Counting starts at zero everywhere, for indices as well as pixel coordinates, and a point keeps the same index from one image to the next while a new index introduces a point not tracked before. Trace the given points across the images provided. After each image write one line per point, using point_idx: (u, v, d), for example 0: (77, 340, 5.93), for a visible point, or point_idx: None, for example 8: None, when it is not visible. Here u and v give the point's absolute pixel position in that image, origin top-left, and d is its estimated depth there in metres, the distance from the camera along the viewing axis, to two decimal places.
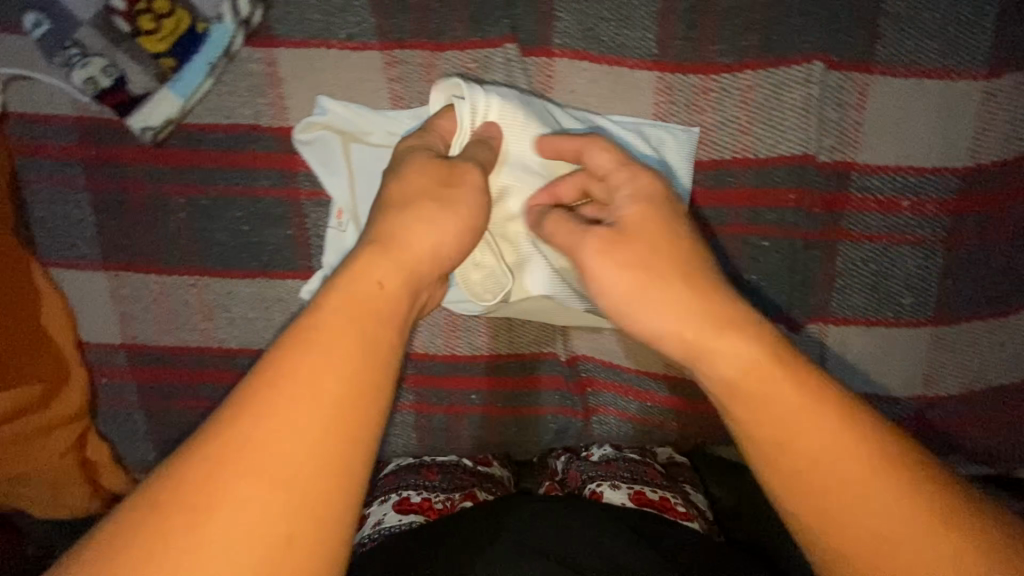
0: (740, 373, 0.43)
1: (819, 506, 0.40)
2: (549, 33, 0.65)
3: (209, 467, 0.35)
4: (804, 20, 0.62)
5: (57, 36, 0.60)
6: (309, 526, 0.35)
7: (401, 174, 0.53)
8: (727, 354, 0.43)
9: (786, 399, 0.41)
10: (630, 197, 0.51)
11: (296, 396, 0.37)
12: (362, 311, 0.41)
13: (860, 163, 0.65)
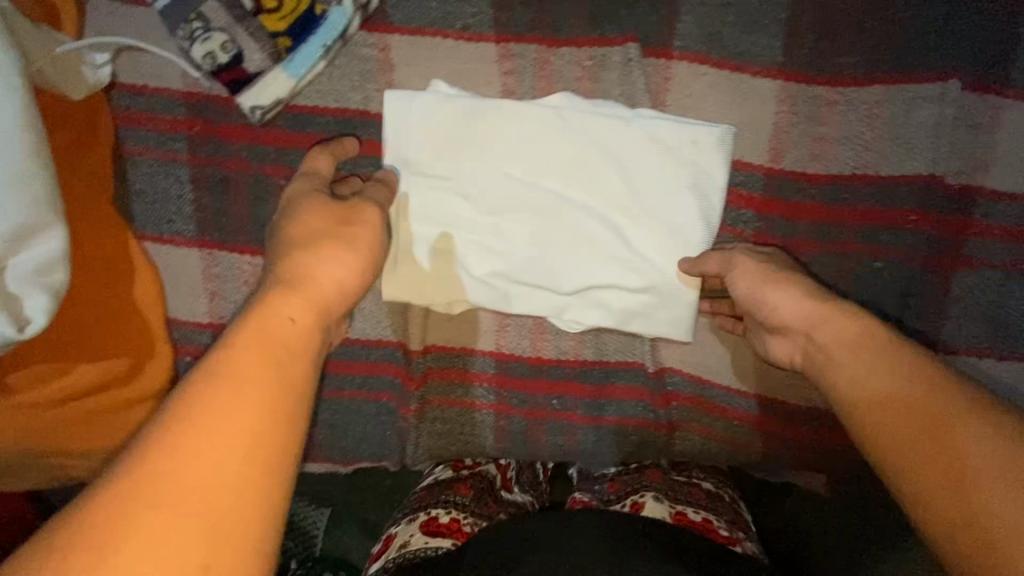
0: (845, 340, 0.50)
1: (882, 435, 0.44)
2: (671, 35, 0.64)
3: (119, 501, 0.32)
4: (939, 37, 0.60)
5: (178, 9, 0.60)
6: (228, 552, 0.33)
7: (300, 216, 0.51)
8: (830, 321, 0.51)
9: (880, 361, 0.47)
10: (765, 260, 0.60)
11: (219, 427, 0.35)
12: (270, 346, 0.40)
13: (987, 188, 0.63)
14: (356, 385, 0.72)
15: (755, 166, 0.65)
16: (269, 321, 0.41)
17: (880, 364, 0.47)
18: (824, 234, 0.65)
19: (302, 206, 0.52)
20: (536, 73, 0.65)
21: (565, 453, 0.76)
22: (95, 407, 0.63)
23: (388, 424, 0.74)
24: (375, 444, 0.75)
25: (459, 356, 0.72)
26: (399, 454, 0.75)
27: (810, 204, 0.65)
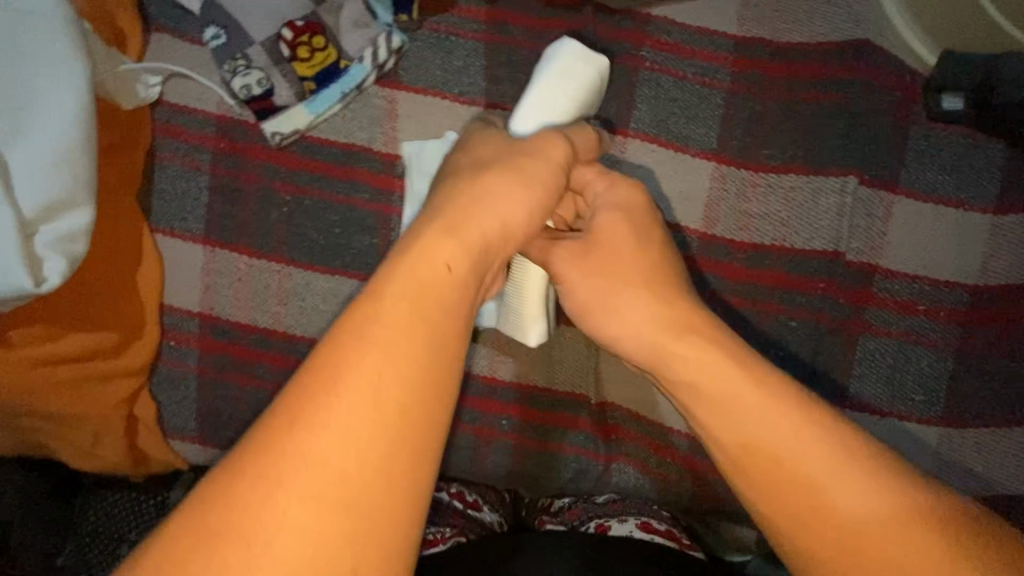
0: (704, 372, 0.49)
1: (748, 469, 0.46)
2: (628, 117, 0.78)
3: (278, 449, 0.36)
4: (839, 141, 0.75)
5: (228, 49, 0.73)
6: (383, 506, 0.36)
7: (469, 148, 0.57)
8: (695, 364, 0.49)
9: (764, 408, 0.46)
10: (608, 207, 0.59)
11: (368, 389, 0.38)
12: (420, 302, 0.41)
13: (882, 267, 0.74)
14: None
15: (691, 230, 0.76)
16: (429, 264, 0.43)
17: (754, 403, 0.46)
18: (747, 292, 0.75)
19: (476, 140, 0.58)
20: None
21: (510, 475, 0.80)
22: (77, 373, 0.69)
23: None
24: None
25: None
26: None
27: (736, 265, 0.76)
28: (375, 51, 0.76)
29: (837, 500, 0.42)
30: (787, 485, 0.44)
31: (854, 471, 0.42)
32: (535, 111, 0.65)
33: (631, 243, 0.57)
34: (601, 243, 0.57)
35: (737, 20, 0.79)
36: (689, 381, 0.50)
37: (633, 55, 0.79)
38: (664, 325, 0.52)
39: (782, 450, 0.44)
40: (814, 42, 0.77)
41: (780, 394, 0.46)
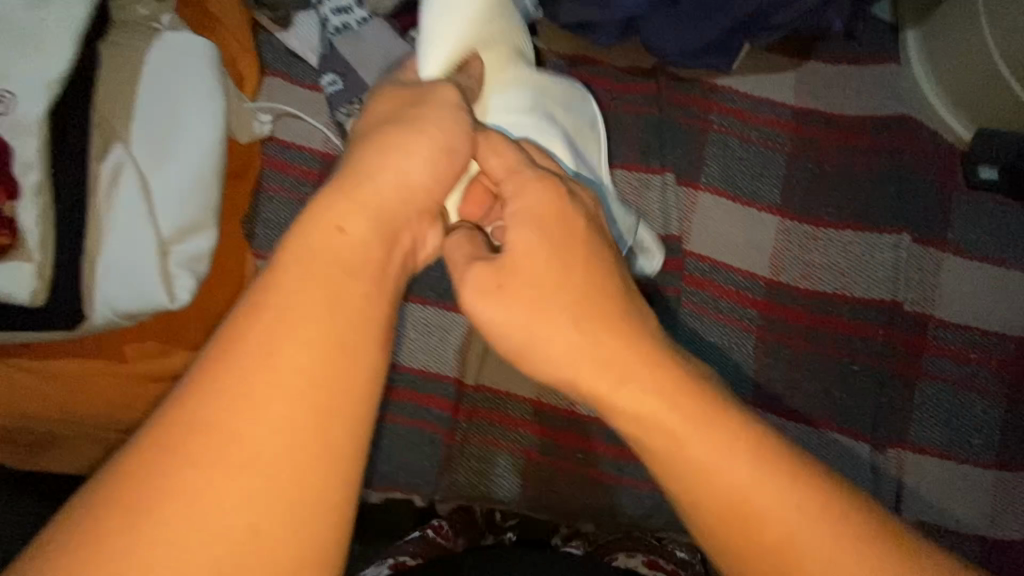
0: (655, 416, 0.42)
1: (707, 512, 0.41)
2: (698, 173, 0.86)
3: (156, 456, 0.33)
4: (892, 202, 0.83)
5: (345, 94, 0.79)
6: (277, 509, 0.33)
7: (373, 103, 0.50)
8: (641, 402, 0.43)
9: (712, 452, 0.41)
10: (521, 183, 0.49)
11: (262, 382, 0.34)
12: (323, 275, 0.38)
13: (937, 317, 0.81)
14: (407, 413, 0.80)
15: (759, 276, 0.83)
16: (322, 232, 0.39)
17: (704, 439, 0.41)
18: (813, 336, 0.81)
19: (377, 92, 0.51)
20: None
21: (584, 510, 0.81)
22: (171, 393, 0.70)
23: (427, 457, 0.80)
24: (414, 476, 0.80)
25: (502, 400, 0.82)
26: (433, 487, 0.80)
27: (801, 311, 0.81)
28: None
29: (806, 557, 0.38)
30: (732, 528, 0.40)
31: (821, 524, 0.39)
32: (433, 31, 0.54)
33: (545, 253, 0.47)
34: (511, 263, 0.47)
35: (794, 93, 0.88)
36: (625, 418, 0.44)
37: (701, 118, 0.88)
38: (594, 357, 0.44)
39: (738, 492, 0.40)
40: (864, 114, 0.87)
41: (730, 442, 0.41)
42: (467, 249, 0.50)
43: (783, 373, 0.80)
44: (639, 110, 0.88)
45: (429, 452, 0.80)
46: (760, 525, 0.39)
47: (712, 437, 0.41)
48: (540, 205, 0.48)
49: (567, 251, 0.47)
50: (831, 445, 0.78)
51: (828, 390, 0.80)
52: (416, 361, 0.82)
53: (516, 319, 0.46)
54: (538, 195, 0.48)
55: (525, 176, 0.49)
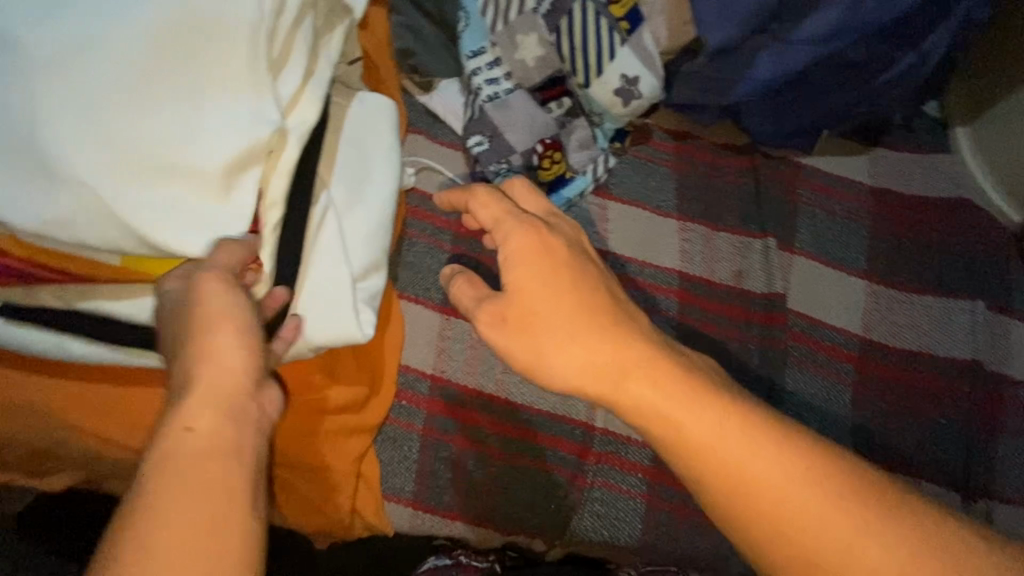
0: (681, 411, 0.49)
1: (762, 519, 0.45)
2: (794, 238, 0.96)
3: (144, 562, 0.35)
4: (963, 272, 0.94)
5: (493, 154, 0.88)
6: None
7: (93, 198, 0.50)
8: (684, 414, 0.49)
9: (766, 465, 0.46)
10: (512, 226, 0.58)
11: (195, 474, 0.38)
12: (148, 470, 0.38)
13: (1012, 376, 0.91)
14: (536, 455, 0.81)
15: (852, 334, 0.92)
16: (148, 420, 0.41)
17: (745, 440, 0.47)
18: (901, 390, 0.90)
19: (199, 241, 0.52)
20: (703, 246, 0.94)
21: (701, 556, 0.83)
22: (330, 427, 0.74)
23: (552, 498, 0.81)
24: (539, 515, 0.81)
25: (622, 445, 0.84)
26: (559, 529, 0.81)
27: (891, 366, 0.91)
28: (596, 167, 0.93)
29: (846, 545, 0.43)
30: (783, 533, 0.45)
31: (899, 540, 0.43)
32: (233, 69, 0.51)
33: (547, 278, 0.56)
34: (529, 302, 0.56)
35: (870, 173, 1.01)
36: (684, 432, 0.49)
37: (793, 191, 0.98)
38: (600, 374, 0.53)
39: (795, 506, 0.45)
40: (931, 195, 0.99)
41: (715, 413, 0.48)
42: (472, 291, 0.60)
43: (880, 424, 0.89)
44: (738, 181, 0.98)
45: (555, 493, 0.81)
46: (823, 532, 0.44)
47: (757, 448, 0.47)
48: (525, 247, 0.57)
49: (555, 280, 0.56)
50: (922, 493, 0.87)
51: (921, 441, 0.88)
52: (544, 404, 0.83)
53: (520, 350, 0.56)
54: (524, 239, 0.57)
55: (510, 226, 0.58)
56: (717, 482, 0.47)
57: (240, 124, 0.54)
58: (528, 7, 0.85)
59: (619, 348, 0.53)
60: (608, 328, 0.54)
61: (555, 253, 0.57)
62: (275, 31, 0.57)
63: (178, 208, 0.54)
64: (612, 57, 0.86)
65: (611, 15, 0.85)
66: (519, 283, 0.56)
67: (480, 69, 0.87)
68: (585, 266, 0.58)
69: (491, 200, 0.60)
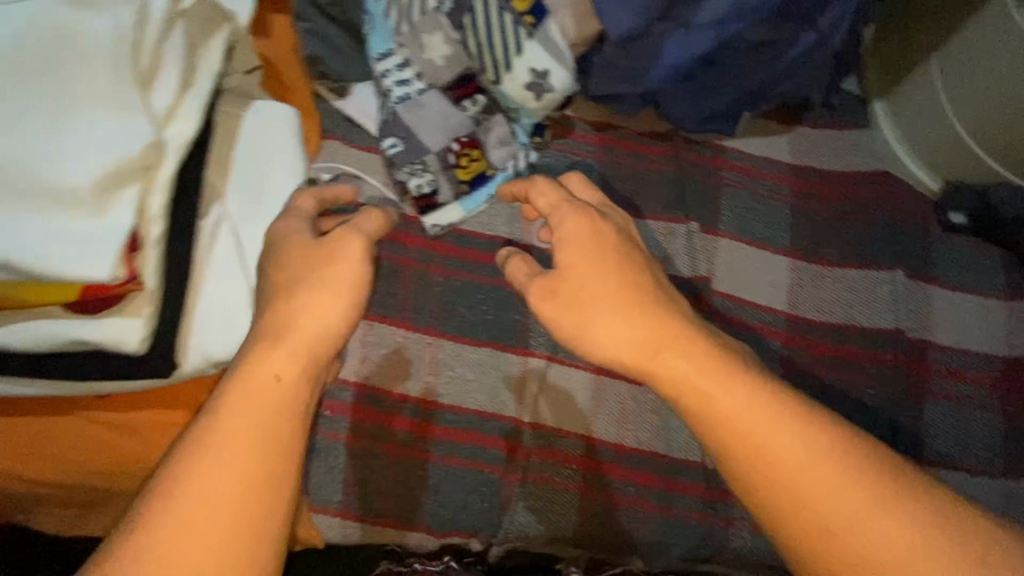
0: (719, 383, 0.55)
1: (786, 496, 0.51)
2: (717, 221, 0.97)
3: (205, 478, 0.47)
4: (882, 243, 0.96)
5: (407, 156, 0.87)
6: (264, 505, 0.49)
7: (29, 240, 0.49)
8: (725, 395, 0.54)
9: (791, 450, 0.51)
10: (568, 218, 0.63)
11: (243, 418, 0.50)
12: (250, 388, 0.51)
13: (934, 342, 0.92)
14: (466, 454, 0.82)
15: (778, 311, 0.93)
16: (259, 340, 0.54)
17: (776, 422, 0.52)
18: (829, 364, 0.91)
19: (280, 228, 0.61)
20: None
21: (637, 542, 0.84)
22: None
23: (484, 496, 0.81)
24: (471, 513, 0.81)
25: (555, 438, 0.84)
26: (493, 527, 0.81)
27: (818, 341, 0.92)
28: (517, 163, 0.92)
29: (860, 528, 0.49)
30: (804, 513, 0.50)
31: (905, 522, 0.48)
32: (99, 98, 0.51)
33: (595, 265, 0.61)
34: (576, 281, 0.61)
35: (790, 152, 1.02)
36: (724, 413, 0.54)
37: (714, 174, 1.00)
38: (644, 349, 0.58)
39: (819, 487, 0.50)
40: (849, 170, 1.01)
41: (746, 392, 0.54)
42: (524, 269, 0.66)
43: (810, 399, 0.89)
44: (661, 168, 0.99)
45: (487, 491, 0.82)
46: (843, 515, 0.49)
47: (793, 432, 0.52)
48: (577, 230, 0.63)
49: (600, 262, 0.60)
50: None
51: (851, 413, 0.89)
52: (471, 403, 0.83)
53: (568, 326, 0.61)
54: (578, 224, 0.62)
55: (566, 216, 0.63)
56: (751, 459, 0.52)
57: (106, 141, 0.52)
58: (429, 6, 0.84)
59: (660, 325, 0.58)
60: (653, 308, 0.59)
61: (606, 241, 0.62)
62: (142, 44, 0.56)
63: (47, 237, 0.51)
64: (521, 52, 0.85)
65: (515, 10, 0.84)
66: (573, 262, 0.61)
67: (390, 71, 0.87)
68: (632, 248, 0.62)
69: (551, 192, 0.66)
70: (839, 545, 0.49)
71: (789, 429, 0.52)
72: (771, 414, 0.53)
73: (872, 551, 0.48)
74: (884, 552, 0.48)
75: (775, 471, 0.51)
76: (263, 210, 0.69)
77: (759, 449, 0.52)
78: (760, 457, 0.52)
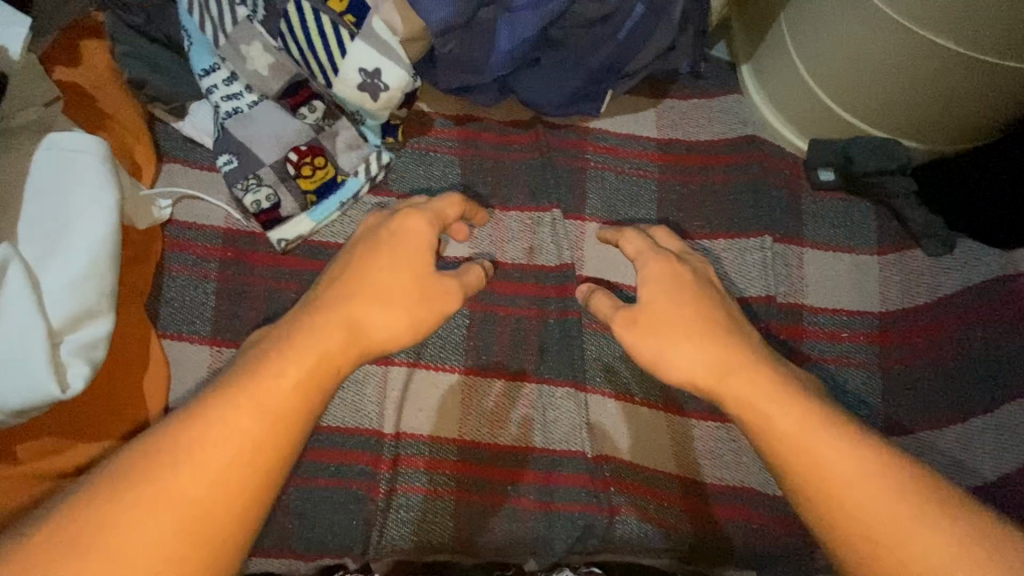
0: (765, 391, 0.60)
1: (827, 492, 0.54)
2: (583, 205, 0.94)
3: (207, 442, 0.51)
4: (753, 210, 0.94)
5: (240, 171, 0.84)
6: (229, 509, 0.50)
7: None
8: (774, 403, 0.59)
9: (835, 451, 0.55)
10: (654, 262, 0.71)
11: (263, 404, 0.53)
12: (320, 363, 0.57)
13: (808, 305, 0.91)
14: (330, 473, 0.79)
15: None
16: (338, 330, 0.60)
17: (807, 414, 0.57)
18: None
19: (354, 262, 0.65)
20: (491, 227, 0.92)
21: (521, 543, 0.81)
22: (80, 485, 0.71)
23: (354, 515, 0.79)
24: (340, 535, 0.78)
25: (426, 445, 0.82)
26: (362, 545, 0.78)
27: None
28: (368, 167, 0.89)
29: (896, 528, 0.51)
30: (832, 511, 0.53)
31: (943, 530, 0.50)
32: None
33: (672, 301, 0.67)
34: (652, 312, 0.68)
35: (656, 127, 1.00)
36: (773, 427, 0.58)
37: (579, 157, 0.97)
38: (708, 368, 0.63)
39: (852, 479, 0.53)
40: (716, 139, 0.99)
41: (800, 414, 0.57)
42: (610, 304, 0.74)
43: None
44: (524, 156, 0.97)
45: (357, 509, 0.79)
46: (869, 511, 0.52)
47: (835, 433, 0.56)
48: (659, 273, 0.70)
49: (679, 297, 0.67)
50: (732, 440, 0.86)
51: None
52: (333, 420, 0.81)
53: (647, 350, 0.67)
54: (659, 267, 0.70)
55: (647, 260, 0.72)
56: (790, 446, 0.56)
57: None
58: (241, 15, 0.81)
59: (717, 347, 0.64)
60: (726, 337, 0.64)
61: (683, 279, 0.70)
62: None
63: None
64: (345, 53, 0.82)
65: (332, 11, 0.80)
66: (653, 299, 0.68)
67: (216, 85, 0.84)
68: (709, 290, 0.69)
69: (636, 240, 0.75)
70: (881, 550, 0.50)
71: (836, 436, 0.55)
72: (824, 424, 0.56)
73: (912, 556, 0.49)
74: (926, 564, 0.49)
75: (820, 469, 0.54)
76: (64, 252, 0.66)
77: (813, 457, 0.55)
78: (807, 460, 0.55)
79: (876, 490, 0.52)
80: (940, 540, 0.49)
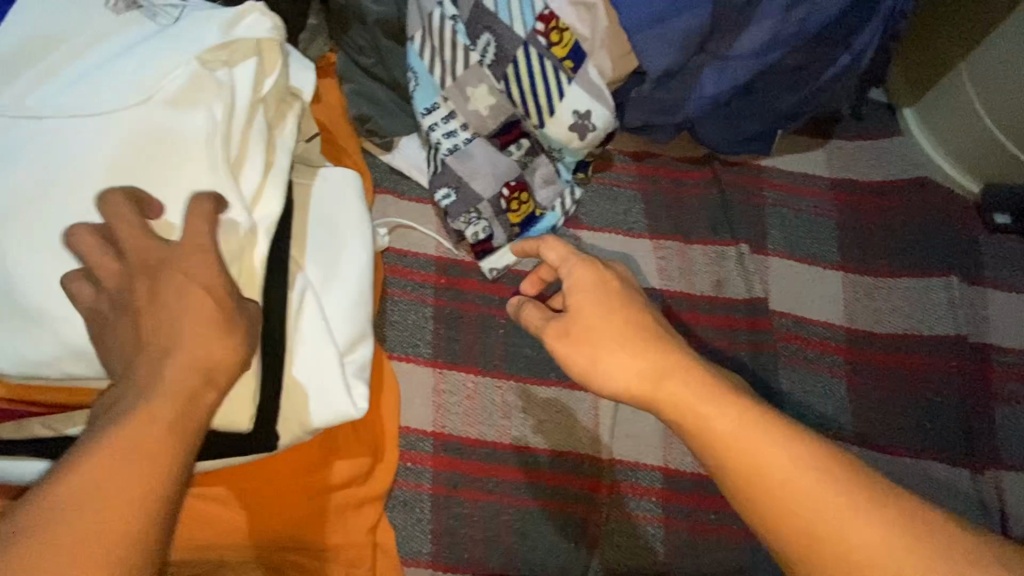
0: (702, 397, 0.50)
1: (776, 502, 0.45)
2: (766, 241, 0.98)
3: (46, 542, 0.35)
4: (932, 252, 0.97)
5: (460, 205, 0.89)
6: None
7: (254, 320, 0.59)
8: (724, 420, 0.49)
9: (780, 463, 0.46)
10: (575, 271, 0.59)
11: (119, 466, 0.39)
12: (177, 412, 0.42)
13: (995, 345, 0.94)
14: (547, 495, 0.83)
15: (836, 325, 0.94)
16: (189, 368, 0.44)
17: (750, 429, 0.48)
18: (895, 374, 0.92)
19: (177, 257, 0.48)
20: (679, 260, 0.96)
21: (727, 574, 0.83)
22: (339, 502, 0.76)
23: (570, 537, 0.82)
24: (557, 557, 0.81)
25: (632, 471, 0.85)
26: (581, 566, 0.81)
27: (879, 352, 0.93)
28: (563, 201, 0.94)
29: (845, 530, 0.43)
30: (798, 527, 0.44)
31: (886, 523, 0.43)
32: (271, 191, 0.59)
33: (599, 306, 0.57)
34: (579, 322, 0.58)
35: (828, 166, 1.03)
36: (714, 437, 0.48)
37: (757, 194, 1.01)
38: (642, 381, 0.53)
39: (793, 488, 0.45)
40: (888, 180, 1.02)
41: (736, 412, 0.49)
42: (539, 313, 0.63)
43: (876, 411, 0.91)
44: (704, 192, 1.01)
45: (571, 531, 0.82)
46: (821, 524, 0.44)
47: (777, 444, 0.47)
48: (588, 279, 0.59)
49: (610, 302, 0.57)
50: (937, 472, 0.88)
51: (924, 422, 0.90)
52: (546, 443, 0.84)
53: (578, 365, 0.57)
54: (585, 271, 0.59)
55: (578, 267, 0.60)
56: (734, 466, 0.47)
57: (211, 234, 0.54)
58: (472, 60, 0.87)
59: (638, 358, 0.54)
60: (655, 338, 0.55)
61: (609, 284, 0.59)
62: (232, 134, 0.57)
63: None
64: (562, 96, 0.86)
65: (555, 56, 0.85)
66: (580, 307, 0.58)
67: (436, 124, 0.89)
68: (639, 295, 0.59)
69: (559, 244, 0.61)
70: (831, 553, 0.43)
71: (773, 435, 0.47)
72: (767, 427, 0.48)
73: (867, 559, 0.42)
74: (869, 556, 0.42)
75: (768, 483, 0.46)
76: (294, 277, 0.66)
77: (755, 470, 0.46)
78: (753, 469, 0.46)
79: (822, 496, 0.44)
80: (886, 533, 0.42)
